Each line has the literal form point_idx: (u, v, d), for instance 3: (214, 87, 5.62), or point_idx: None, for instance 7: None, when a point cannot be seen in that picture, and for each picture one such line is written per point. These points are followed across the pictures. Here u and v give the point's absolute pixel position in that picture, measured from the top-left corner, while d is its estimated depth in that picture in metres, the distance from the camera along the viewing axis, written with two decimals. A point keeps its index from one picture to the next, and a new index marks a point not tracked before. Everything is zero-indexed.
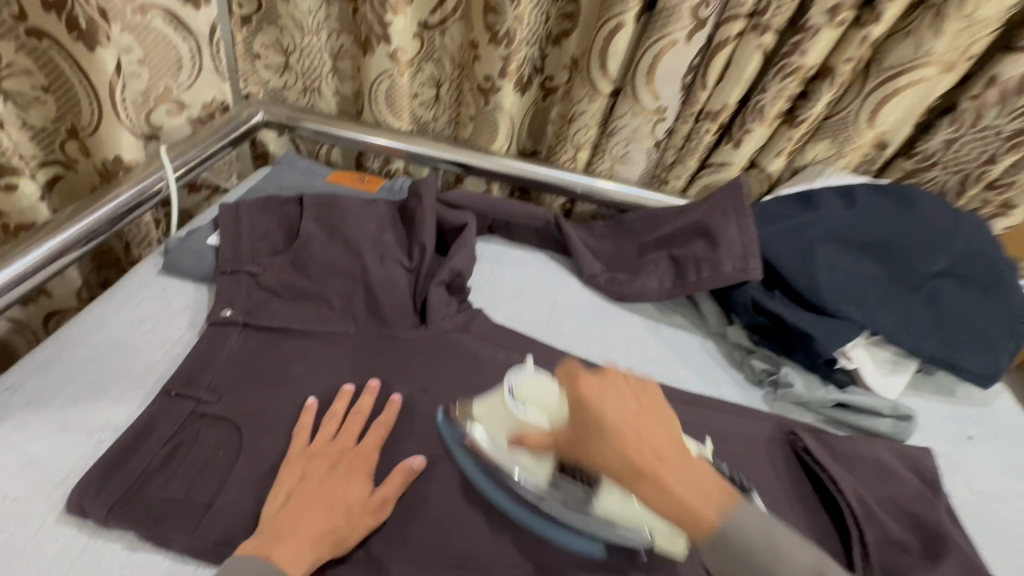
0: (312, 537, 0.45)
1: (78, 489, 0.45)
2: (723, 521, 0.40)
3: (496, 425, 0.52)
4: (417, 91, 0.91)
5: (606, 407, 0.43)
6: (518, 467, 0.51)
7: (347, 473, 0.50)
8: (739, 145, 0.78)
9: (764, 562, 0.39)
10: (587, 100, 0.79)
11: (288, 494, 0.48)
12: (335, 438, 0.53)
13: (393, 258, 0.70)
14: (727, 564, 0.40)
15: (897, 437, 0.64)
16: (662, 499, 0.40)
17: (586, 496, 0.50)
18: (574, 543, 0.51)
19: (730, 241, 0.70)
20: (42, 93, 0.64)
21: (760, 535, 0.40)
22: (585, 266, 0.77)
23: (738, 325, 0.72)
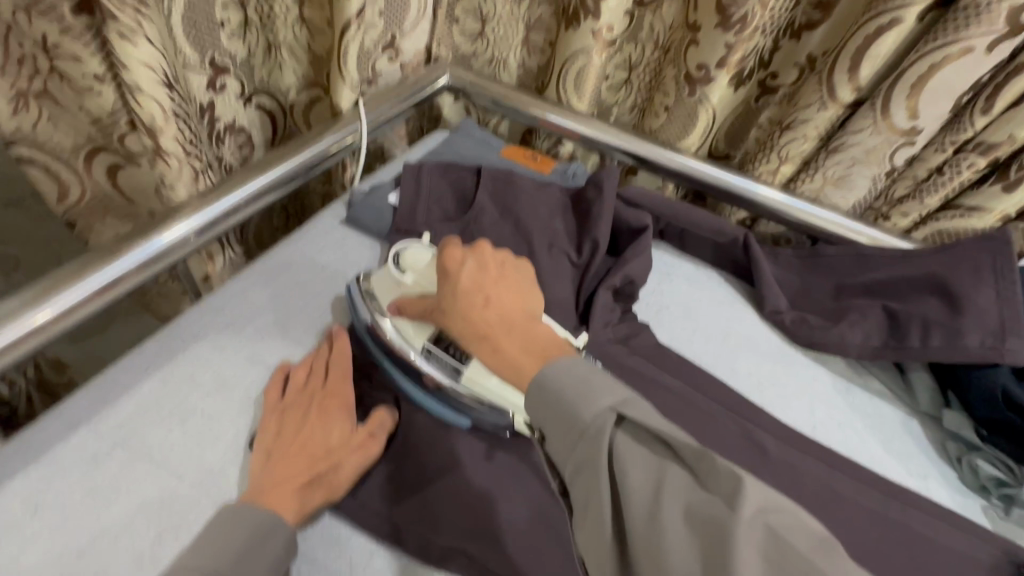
0: (298, 484, 0.41)
1: (270, 417, 0.46)
2: (544, 366, 0.40)
3: (383, 294, 0.53)
4: (608, 73, 0.84)
5: (468, 284, 0.46)
6: (394, 330, 0.50)
7: (321, 414, 0.46)
8: (1011, 189, 0.62)
9: (569, 404, 0.37)
10: (817, 108, 0.66)
11: (267, 453, 0.44)
12: (305, 386, 0.49)
13: (562, 250, 0.67)
14: (550, 409, 0.38)
15: None
16: (490, 353, 0.44)
17: (453, 369, 0.48)
18: (455, 418, 0.48)
19: (982, 308, 0.56)
20: (325, 27, 0.67)
21: (577, 383, 0.37)
22: (768, 299, 0.68)
23: (961, 413, 0.58)
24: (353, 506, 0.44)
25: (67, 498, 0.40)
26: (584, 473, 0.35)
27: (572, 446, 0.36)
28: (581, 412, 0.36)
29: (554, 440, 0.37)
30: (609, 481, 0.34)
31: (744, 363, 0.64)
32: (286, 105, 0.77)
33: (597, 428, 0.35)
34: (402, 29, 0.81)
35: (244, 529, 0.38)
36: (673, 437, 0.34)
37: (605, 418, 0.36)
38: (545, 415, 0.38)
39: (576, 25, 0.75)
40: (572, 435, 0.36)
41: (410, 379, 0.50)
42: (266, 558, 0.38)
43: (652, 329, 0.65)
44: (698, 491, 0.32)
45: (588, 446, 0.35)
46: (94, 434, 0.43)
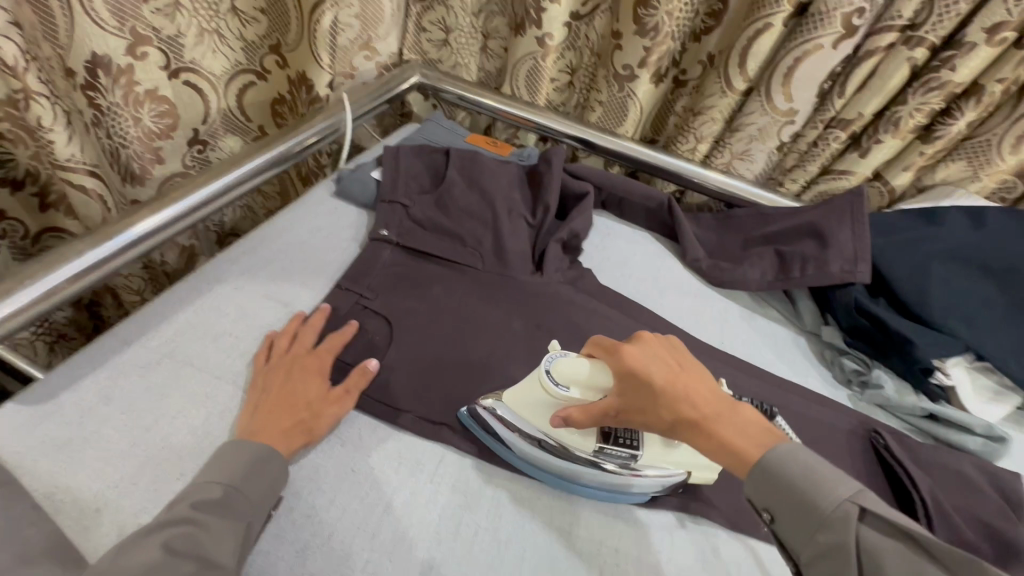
0: (285, 429, 0.50)
1: (274, 347, 0.57)
2: (769, 456, 0.43)
3: (539, 414, 0.55)
4: (555, 76, 0.99)
5: (682, 387, 0.47)
6: (573, 444, 0.54)
7: (301, 373, 0.55)
8: (866, 155, 0.80)
9: (801, 491, 0.41)
10: (719, 95, 0.83)
11: (256, 406, 0.51)
12: (288, 351, 0.56)
13: (519, 213, 0.80)
14: (771, 493, 0.42)
15: (985, 456, 0.63)
16: (702, 438, 0.46)
17: (631, 456, 0.54)
18: (633, 499, 0.55)
19: (842, 243, 0.73)
20: (259, 13, 0.83)
21: (804, 474, 0.42)
22: (689, 250, 0.83)
23: (834, 326, 0.74)
24: (361, 397, 0.57)
25: (130, 393, 0.50)
26: (824, 559, 0.39)
27: (809, 535, 0.40)
28: (815, 504, 0.40)
29: (783, 523, 0.42)
30: (856, 568, 0.38)
31: (670, 299, 0.79)
32: (221, 89, 0.84)
33: (838, 515, 0.39)
34: (377, 34, 0.95)
35: (246, 458, 0.46)
36: (920, 533, 0.37)
37: (848, 508, 0.39)
38: (772, 498, 0.42)
39: (524, 32, 0.91)
40: (800, 518, 0.41)
41: (542, 469, 0.55)
42: (269, 478, 0.46)
43: (596, 274, 0.79)
44: (898, 569, 0.37)
45: (833, 536, 0.39)
46: (145, 348, 0.54)
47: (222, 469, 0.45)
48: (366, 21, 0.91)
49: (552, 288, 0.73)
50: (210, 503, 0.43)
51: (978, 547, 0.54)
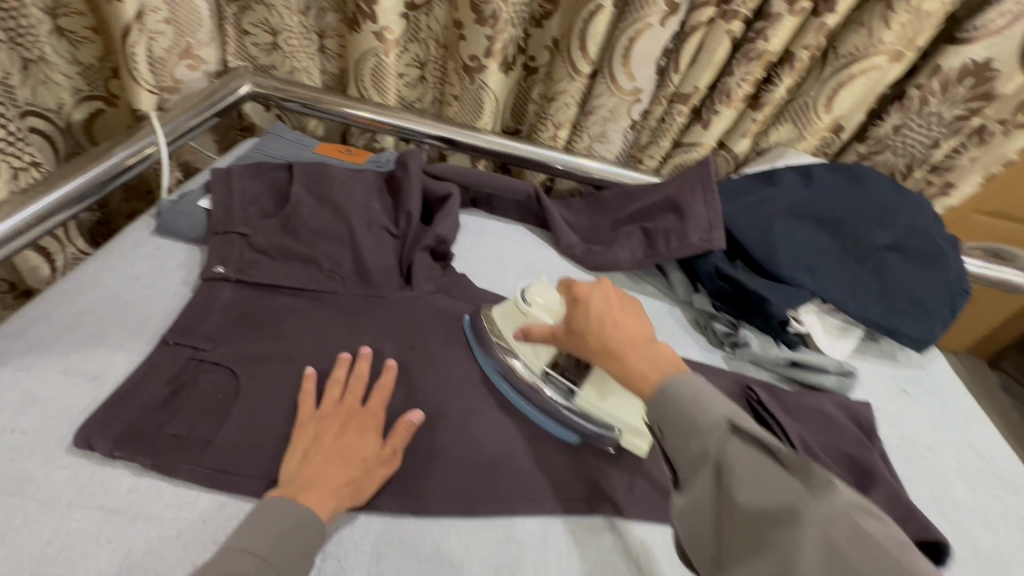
0: (336, 487, 0.48)
1: (86, 425, 0.48)
2: (665, 382, 0.45)
3: (505, 326, 0.63)
4: (402, 71, 0.94)
5: (586, 316, 0.53)
6: (520, 357, 0.61)
7: (359, 429, 0.52)
8: (708, 126, 0.84)
9: (685, 409, 0.43)
10: (567, 80, 0.83)
11: (303, 455, 0.49)
12: (340, 401, 0.54)
13: (380, 225, 0.74)
14: (663, 415, 0.44)
15: (841, 391, 0.70)
16: (613, 361, 0.50)
17: (568, 390, 0.59)
18: (562, 434, 0.58)
19: (697, 214, 0.76)
20: (90, 33, 0.79)
21: (683, 395, 0.44)
22: (562, 238, 0.82)
23: (704, 294, 0.77)
24: (196, 468, 0.47)
25: None
26: (697, 473, 0.41)
27: (686, 443, 0.42)
28: (694, 422, 0.42)
29: (669, 437, 0.43)
30: (711, 471, 0.40)
31: None
32: (62, 112, 0.83)
33: (711, 430, 0.41)
34: (198, 39, 0.86)
35: (283, 527, 0.44)
36: (780, 449, 0.39)
37: (719, 422, 0.42)
38: (665, 422, 0.44)
39: (360, 28, 0.83)
40: (681, 432, 0.42)
41: (516, 393, 0.60)
42: (306, 551, 0.44)
43: (471, 278, 0.76)
44: (777, 476, 0.38)
45: (703, 445, 0.41)
46: None
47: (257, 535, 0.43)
48: (180, 26, 0.83)
49: (424, 302, 0.68)
50: (236, 574, 0.40)
51: (840, 478, 0.59)
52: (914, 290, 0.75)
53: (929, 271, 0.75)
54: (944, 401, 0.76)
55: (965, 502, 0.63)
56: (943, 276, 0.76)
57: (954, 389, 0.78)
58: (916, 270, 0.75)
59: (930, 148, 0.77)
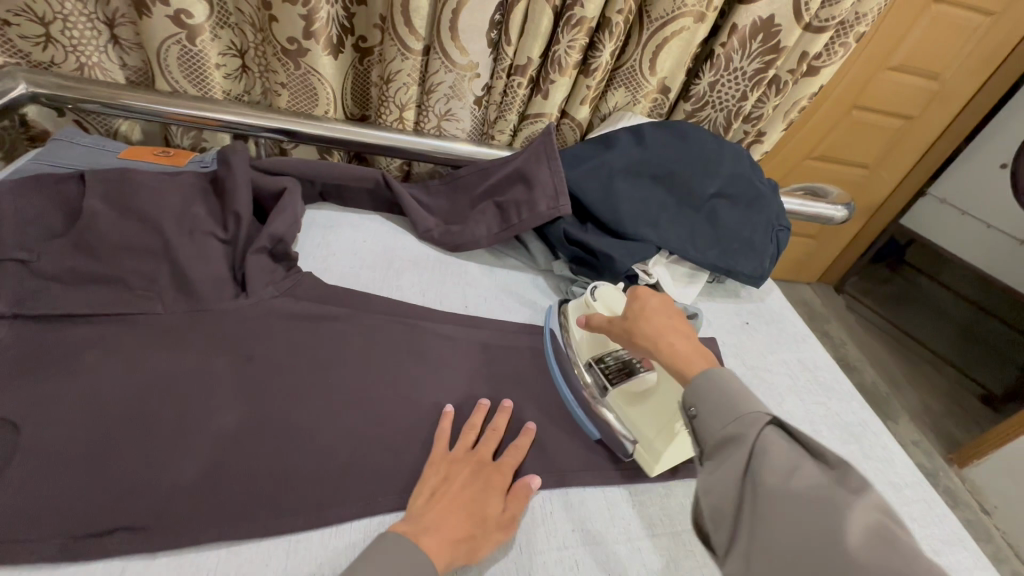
0: (455, 536, 0.48)
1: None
2: (708, 372, 0.48)
3: (573, 314, 0.68)
4: (219, 61, 0.84)
5: (643, 326, 0.55)
6: (575, 342, 0.67)
7: (487, 485, 0.53)
8: (548, 96, 0.85)
9: (731, 401, 0.46)
10: (400, 58, 0.79)
11: (430, 496, 0.51)
12: (472, 451, 0.56)
13: (204, 230, 0.66)
14: (705, 396, 0.47)
15: (690, 333, 0.75)
16: (663, 352, 0.52)
17: (602, 389, 0.63)
18: (586, 426, 0.64)
19: (544, 182, 0.77)
20: None
21: (722, 395, 0.46)
22: (419, 222, 0.80)
23: (562, 260, 0.79)
24: None
25: None
26: (732, 448, 0.44)
27: (723, 425, 0.45)
28: (736, 406, 0.45)
29: (702, 415, 0.46)
30: (750, 456, 0.42)
31: (411, 279, 0.75)
32: None
33: (752, 420, 0.44)
34: None
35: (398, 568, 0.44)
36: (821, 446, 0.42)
37: (763, 417, 0.44)
38: (700, 399, 0.47)
39: (148, 11, 0.73)
40: (723, 412, 0.45)
41: (568, 386, 0.65)
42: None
43: (319, 276, 0.72)
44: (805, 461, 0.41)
45: (743, 433, 0.44)
46: None
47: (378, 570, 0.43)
48: None
49: (263, 309, 0.63)
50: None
51: None
52: (741, 231, 0.83)
53: (752, 212, 0.84)
54: (778, 326, 0.86)
55: (795, 411, 0.71)
56: (764, 216, 0.84)
57: (786, 314, 0.88)
58: (742, 213, 0.83)
59: (740, 101, 0.84)
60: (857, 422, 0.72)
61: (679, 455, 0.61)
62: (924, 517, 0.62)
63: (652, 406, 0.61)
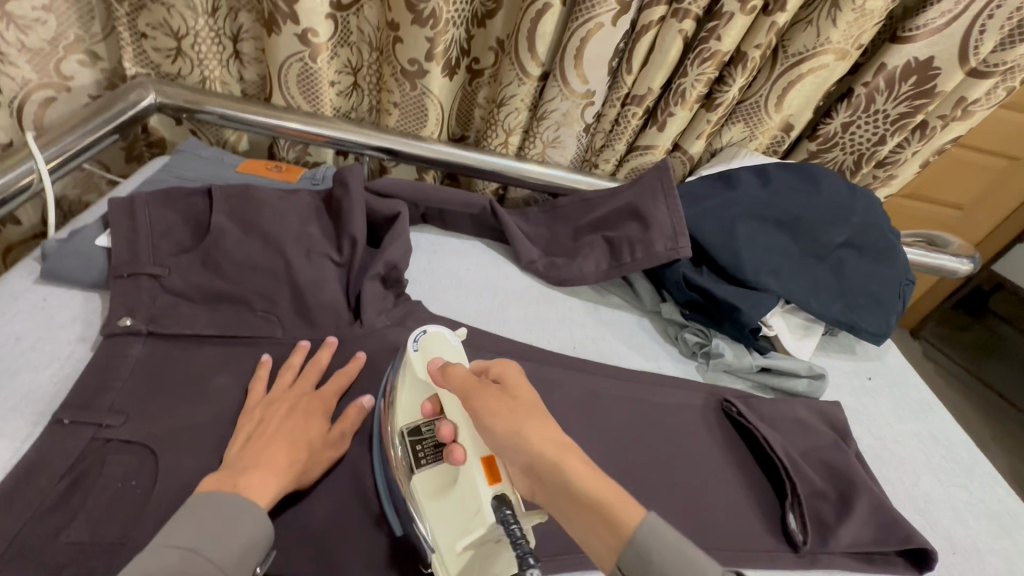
0: (279, 468, 0.45)
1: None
2: (633, 531, 0.37)
3: (410, 386, 0.52)
4: (335, 78, 0.84)
5: (536, 441, 0.41)
6: (405, 419, 0.50)
7: (307, 414, 0.51)
8: (663, 128, 0.81)
9: (656, 563, 0.36)
10: (516, 83, 0.78)
11: (248, 437, 0.48)
12: (291, 387, 0.53)
13: (320, 252, 0.66)
14: (666, 562, 0.36)
15: (812, 395, 0.70)
16: (583, 502, 0.38)
17: (409, 469, 0.48)
18: (393, 522, 0.48)
19: (661, 221, 0.73)
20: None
21: (677, 546, 0.37)
22: (523, 253, 0.78)
23: (671, 302, 0.75)
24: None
25: None
26: None
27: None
28: (692, 558, 0.36)
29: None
30: None
31: (516, 313, 0.73)
32: None
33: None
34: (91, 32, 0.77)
35: (217, 517, 0.39)
36: None
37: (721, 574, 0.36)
38: (662, 574, 0.36)
39: (279, 29, 0.74)
40: (683, 574, 0.35)
41: (384, 465, 0.50)
42: (243, 539, 0.39)
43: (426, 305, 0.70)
44: None
45: None
46: None
47: (181, 532, 0.38)
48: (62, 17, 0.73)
49: (376, 339, 0.61)
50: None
51: (824, 492, 0.58)
52: (870, 286, 0.76)
53: (882, 265, 0.77)
54: (901, 390, 0.78)
55: (934, 493, 0.64)
56: (893, 271, 0.77)
57: (910, 377, 0.81)
58: (870, 266, 0.76)
59: (876, 144, 0.78)
60: (1008, 512, 0.64)
61: None
62: None
63: (448, 510, 0.45)
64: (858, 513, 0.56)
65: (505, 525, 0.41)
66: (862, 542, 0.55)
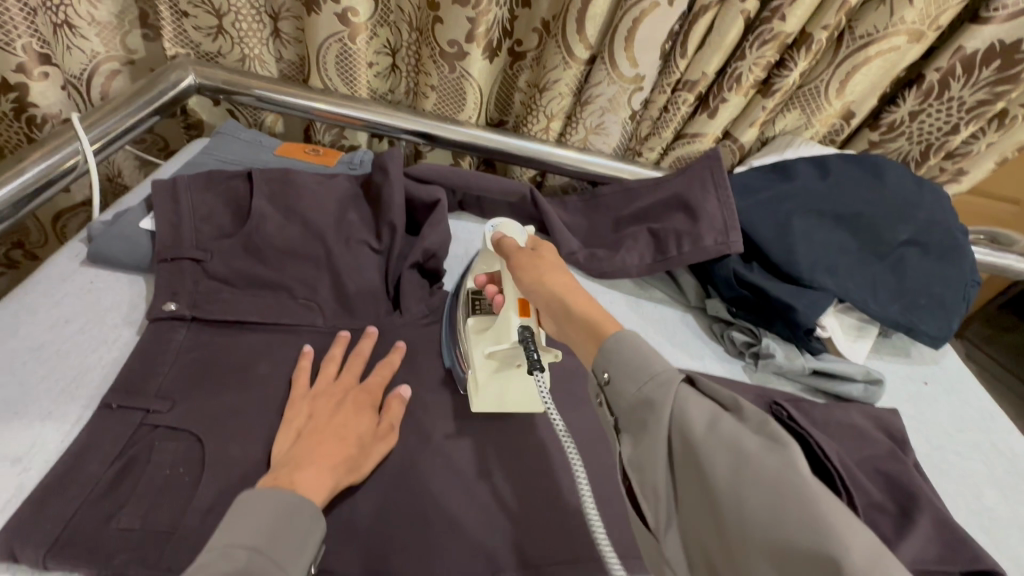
0: (331, 463, 0.44)
1: (5, 529, 0.39)
2: (611, 341, 0.40)
3: (480, 263, 0.59)
4: (373, 59, 0.83)
5: (549, 278, 0.48)
6: (470, 278, 0.59)
7: (355, 407, 0.50)
8: (715, 115, 0.77)
9: (630, 362, 0.38)
10: (561, 67, 0.74)
11: (297, 434, 0.47)
12: (335, 380, 0.53)
13: (359, 239, 0.64)
14: (614, 361, 0.39)
15: (868, 401, 0.66)
16: (575, 321, 0.44)
17: (465, 314, 0.57)
18: (445, 349, 0.59)
19: (710, 213, 0.69)
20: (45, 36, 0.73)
21: (636, 353, 0.39)
22: (563, 243, 0.75)
23: (717, 299, 0.72)
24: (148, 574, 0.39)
25: None
26: (644, 419, 0.36)
27: (638, 385, 0.37)
28: (649, 366, 0.38)
29: (616, 382, 0.38)
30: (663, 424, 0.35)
31: None
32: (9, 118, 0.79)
33: (669, 379, 0.37)
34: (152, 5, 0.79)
35: (274, 512, 0.38)
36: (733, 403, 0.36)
37: (671, 372, 0.37)
38: (618, 375, 0.39)
39: (318, 8, 0.72)
40: (632, 373, 0.38)
41: (450, 316, 0.60)
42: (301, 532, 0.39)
43: None
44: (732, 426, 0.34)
45: (652, 412, 0.36)
46: None
47: (247, 526, 0.37)
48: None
49: (415, 330, 0.61)
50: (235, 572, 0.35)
51: (883, 505, 0.55)
52: (933, 287, 0.71)
53: (948, 265, 0.71)
54: (962, 398, 0.74)
55: (999, 509, 0.60)
56: (960, 271, 0.72)
57: (971, 384, 0.76)
58: (935, 266, 0.71)
59: (947, 135, 0.73)
60: None
61: (501, 401, 0.54)
62: None
63: (483, 338, 0.54)
64: (920, 529, 0.53)
65: (526, 345, 0.49)
66: (925, 560, 0.52)
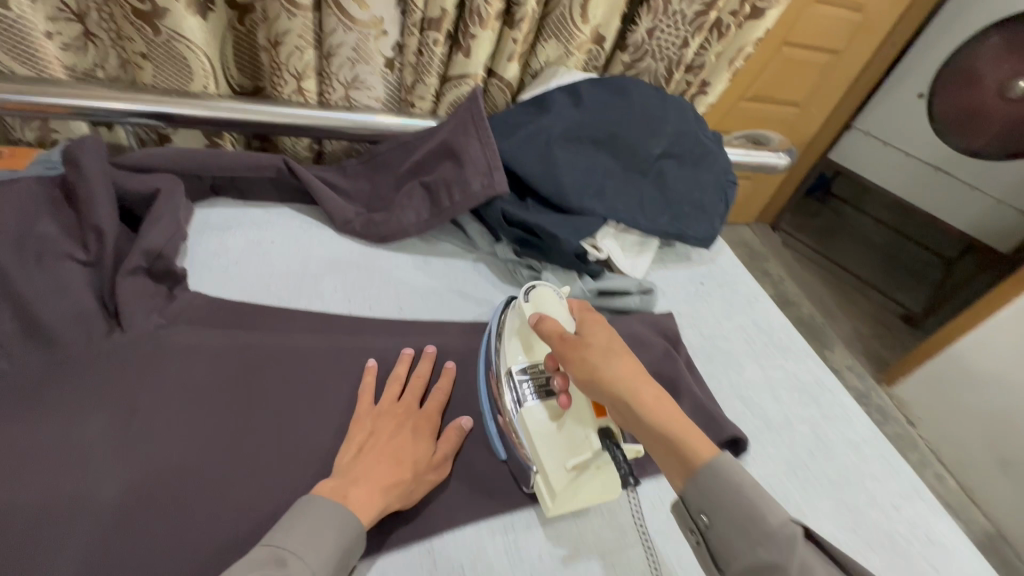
0: (382, 483, 0.47)
1: None
2: (707, 466, 0.41)
3: (522, 343, 0.57)
4: (51, 29, 0.66)
5: (615, 369, 0.46)
6: (518, 362, 0.55)
7: (413, 434, 0.52)
8: (470, 54, 0.74)
9: (737, 502, 0.39)
10: (286, 15, 0.65)
11: (357, 450, 0.50)
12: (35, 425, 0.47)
13: (56, 254, 0.53)
14: (707, 500, 0.40)
15: (645, 309, 0.71)
16: (638, 426, 0.44)
17: (516, 403, 0.53)
18: (495, 446, 0.56)
19: (474, 156, 0.67)
20: None
21: (741, 499, 0.39)
22: (335, 214, 0.70)
23: (505, 243, 0.72)
24: None
25: None
26: None
27: (749, 545, 0.38)
28: (764, 525, 0.38)
29: (720, 531, 0.39)
30: None
31: (332, 283, 0.66)
32: None
33: (788, 537, 0.37)
34: None
35: (322, 517, 0.43)
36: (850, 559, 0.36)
37: (789, 526, 0.38)
38: (713, 510, 0.40)
39: None
40: (734, 531, 0.39)
41: (490, 408, 0.56)
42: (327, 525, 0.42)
43: (221, 294, 0.61)
44: None
45: (775, 556, 0.37)
46: None
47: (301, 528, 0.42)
48: None
49: (145, 345, 0.53)
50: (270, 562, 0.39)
51: None
52: (691, 193, 0.77)
53: (699, 170, 0.78)
54: (732, 289, 0.82)
55: (756, 379, 0.69)
56: (711, 172, 0.79)
57: (740, 273, 0.85)
58: (688, 171, 0.77)
59: (681, 48, 0.77)
60: (815, 382, 0.71)
61: (580, 504, 0.51)
62: (885, 475, 0.63)
63: (563, 442, 0.51)
64: None
65: (609, 447, 0.50)
66: None
